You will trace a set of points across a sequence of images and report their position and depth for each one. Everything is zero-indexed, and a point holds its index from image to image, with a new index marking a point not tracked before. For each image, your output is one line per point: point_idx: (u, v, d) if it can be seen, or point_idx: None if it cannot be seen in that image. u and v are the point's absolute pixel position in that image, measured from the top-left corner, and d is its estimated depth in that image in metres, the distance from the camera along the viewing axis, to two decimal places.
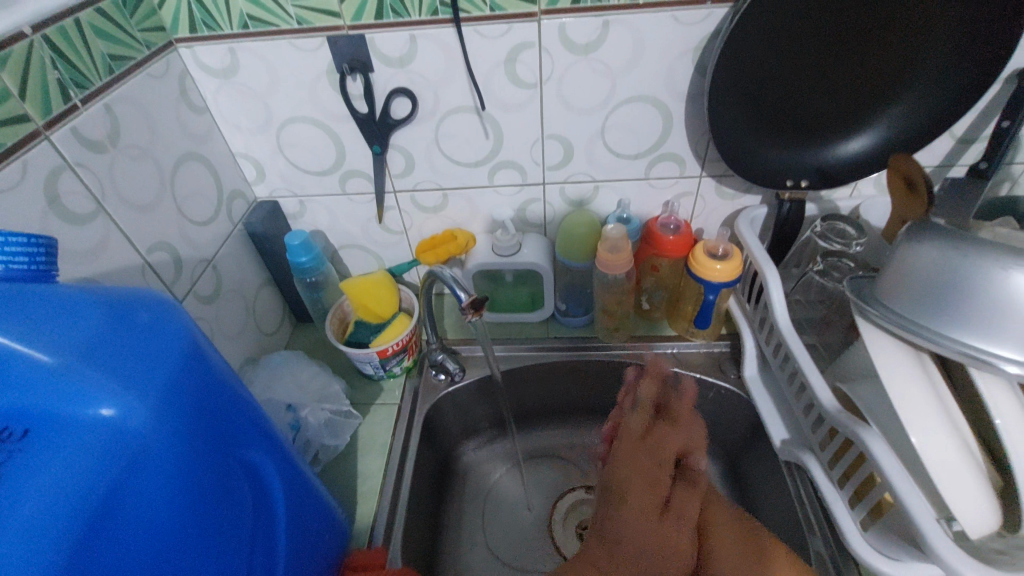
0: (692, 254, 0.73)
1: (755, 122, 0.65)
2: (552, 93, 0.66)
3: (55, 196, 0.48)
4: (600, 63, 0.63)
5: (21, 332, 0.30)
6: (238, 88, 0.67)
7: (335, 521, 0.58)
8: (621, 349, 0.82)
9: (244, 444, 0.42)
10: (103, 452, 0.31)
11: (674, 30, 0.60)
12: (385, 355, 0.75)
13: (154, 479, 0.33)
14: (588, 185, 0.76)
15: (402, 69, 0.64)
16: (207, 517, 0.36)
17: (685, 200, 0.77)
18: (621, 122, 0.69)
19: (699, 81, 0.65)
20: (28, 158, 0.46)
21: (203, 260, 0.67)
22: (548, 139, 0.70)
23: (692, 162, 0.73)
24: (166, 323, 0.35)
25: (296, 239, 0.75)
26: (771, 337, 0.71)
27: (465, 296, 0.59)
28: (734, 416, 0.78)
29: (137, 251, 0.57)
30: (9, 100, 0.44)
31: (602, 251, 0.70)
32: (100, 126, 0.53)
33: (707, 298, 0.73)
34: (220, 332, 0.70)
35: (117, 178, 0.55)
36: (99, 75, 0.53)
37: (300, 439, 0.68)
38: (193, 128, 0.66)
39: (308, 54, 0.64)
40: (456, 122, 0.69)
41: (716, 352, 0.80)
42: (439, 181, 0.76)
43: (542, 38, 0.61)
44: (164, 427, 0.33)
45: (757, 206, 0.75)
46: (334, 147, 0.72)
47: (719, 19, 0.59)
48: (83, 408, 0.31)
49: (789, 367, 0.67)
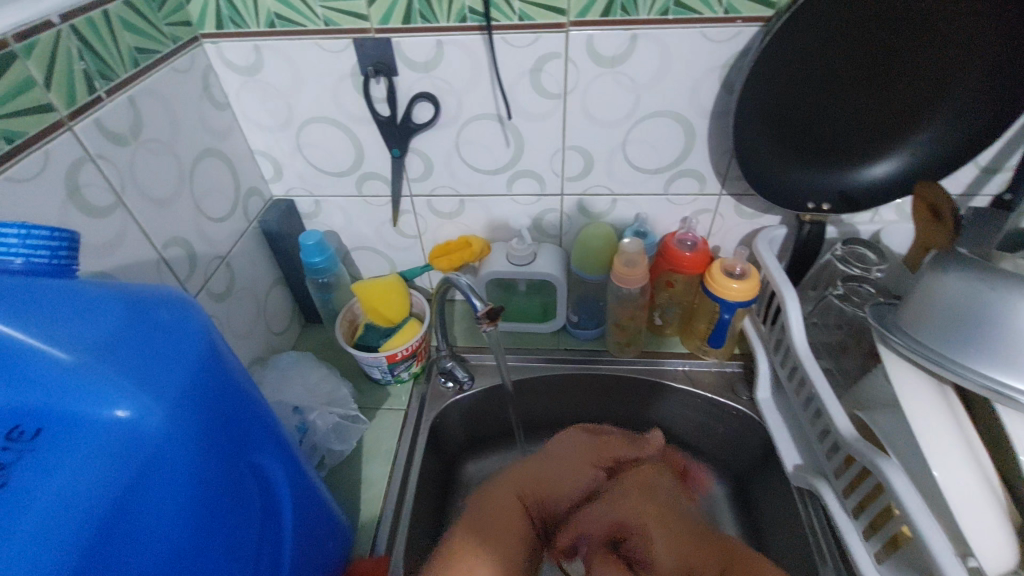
0: (709, 271, 0.72)
1: (777, 141, 0.64)
2: (575, 104, 0.65)
3: (75, 188, 0.48)
4: (626, 76, 0.63)
5: (43, 328, 0.30)
6: (260, 86, 0.67)
7: (339, 528, 0.57)
8: (632, 364, 0.81)
9: (255, 449, 0.41)
10: (117, 453, 0.31)
11: (703, 47, 0.60)
12: (394, 360, 0.75)
13: (166, 481, 0.33)
14: (606, 198, 0.75)
15: (427, 74, 0.64)
16: (217, 522, 0.36)
17: (704, 217, 0.76)
18: (643, 136, 0.68)
19: (725, 99, 0.64)
20: (50, 148, 0.45)
21: (217, 257, 0.67)
22: (568, 149, 0.70)
23: (713, 180, 0.72)
24: (186, 324, 0.35)
25: (310, 239, 0.74)
26: (786, 360, 0.70)
27: (481, 304, 0.58)
28: (745, 439, 0.77)
29: (153, 246, 0.57)
30: (34, 89, 0.44)
31: (619, 264, 0.70)
32: (123, 119, 0.53)
33: (724, 317, 0.72)
34: (230, 330, 0.69)
35: (136, 171, 0.54)
36: (124, 67, 0.53)
37: (307, 443, 0.68)
38: (214, 124, 0.66)
39: (333, 55, 0.63)
40: (477, 129, 0.69)
41: (728, 372, 0.79)
42: (457, 187, 0.75)
43: (569, 49, 0.61)
44: (179, 431, 0.33)
45: (777, 226, 0.75)
46: (353, 148, 0.72)
47: (749, 37, 0.59)
48: (100, 408, 0.31)
49: (805, 392, 0.66)
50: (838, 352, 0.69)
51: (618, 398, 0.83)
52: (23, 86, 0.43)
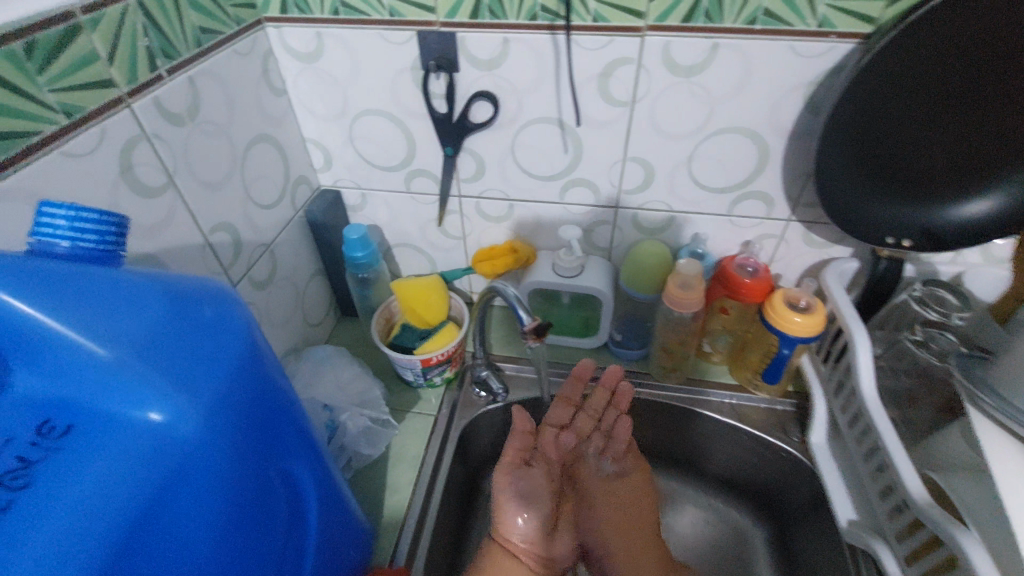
0: (770, 300, 0.67)
1: (858, 166, 0.58)
2: (643, 113, 0.62)
3: (128, 166, 0.47)
4: (701, 88, 0.59)
5: (82, 320, 0.29)
6: (319, 74, 0.66)
7: (362, 538, 0.55)
8: (674, 390, 0.77)
9: (287, 455, 0.39)
10: (147, 457, 0.29)
11: (790, 61, 0.55)
12: (429, 364, 0.72)
13: (194, 489, 0.31)
14: (664, 214, 0.71)
15: (489, 73, 0.61)
16: (241, 534, 0.34)
17: (768, 242, 0.72)
18: (712, 152, 0.64)
19: (808, 120, 0.59)
20: (107, 126, 0.44)
21: (262, 245, 0.66)
22: (629, 161, 0.66)
23: (783, 204, 0.67)
24: (230, 322, 0.33)
25: (354, 233, 0.73)
26: (849, 405, 0.65)
27: (528, 318, 0.55)
28: (789, 480, 0.72)
29: (200, 230, 0.55)
30: (95, 63, 0.43)
31: (673, 286, 0.66)
32: (181, 99, 0.51)
33: (781, 352, 0.68)
34: (267, 319, 0.68)
35: (190, 153, 0.53)
36: (187, 47, 0.52)
37: (335, 443, 0.66)
38: (270, 109, 0.65)
39: (395, 47, 0.61)
40: (535, 133, 0.66)
41: (779, 410, 0.74)
42: (508, 191, 0.73)
43: (643, 55, 0.57)
44: (213, 436, 0.31)
45: (847, 259, 0.69)
46: (406, 144, 0.70)
47: (843, 53, 0.54)
48: (135, 409, 0.29)
49: (868, 442, 0.61)
50: (907, 402, 0.63)
51: (652, 423, 0.79)
52: (85, 60, 0.42)
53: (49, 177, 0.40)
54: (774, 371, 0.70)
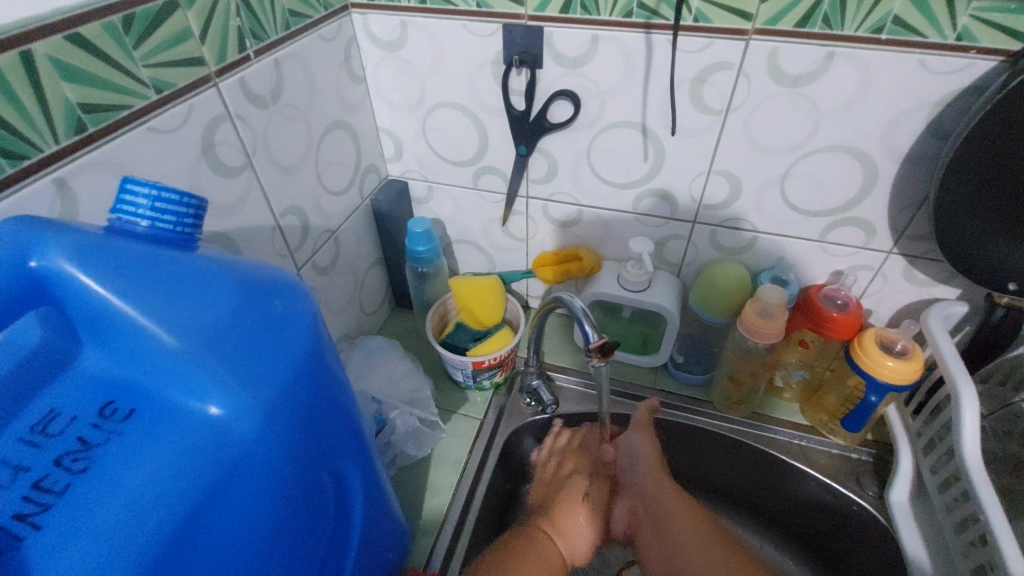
0: (859, 339, 0.61)
1: (977, 201, 0.51)
2: (736, 124, 0.57)
3: (210, 145, 0.47)
4: (807, 100, 0.53)
5: (152, 305, 0.28)
6: (400, 63, 0.65)
7: (400, 538, 0.53)
8: (737, 423, 0.71)
9: (338, 455, 0.38)
10: (203, 454, 0.28)
11: (917, 76, 0.49)
12: (480, 367, 0.70)
13: (247, 488, 0.30)
14: (745, 235, 0.66)
15: (574, 71, 0.58)
16: (287, 535, 0.33)
17: (861, 275, 0.65)
18: (810, 171, 0.58)
19: (929, 144, 0.53)
20: (195, 103, 0.45)
21: (328, 231, 0.66)
22: (714, 174, 0.62)
23: (885, 234, 0.61)
24: (297, 318, 0.31)
25: (418, 226, 0.72)
26: (941, 466, 0.58)
27: (594, 335, 0.52)
28: (860, 543, 0.65)
29: (272, 212, 0.56)
30: (189, 41, 0.43)
31: (750, 313, 0.61)
32: (266, 81, 0.51)
33: (869, 399, 0.62)
34: (326, 305, 0.68)
35: (270, 136, 0.53)
36: (276, 29, 0.52)
37: (382, 438, 0.65)
38: (348, 96, 0.64)
39: (479, 40, 0.59)
40: (615, 137, 0.62)
41: (855, 459, 0.67)
42: (579, 196, 0.69)
43: (745, 60, 0.52)
44: (270, 437, 0.30)
45: (955, 301, 0.62)
46: (479, 139, 0.68)
47: (985, 71, 0.47)
48: (194, 402, 0.28)
49: (960, 510, 0.54)
50: (1011, 470, 0.56)
51: (708, 454, 0.74)
52: (178, 37, 0.42)
53: (134, 151, 0.40)
54: (857, 418, 0.64)
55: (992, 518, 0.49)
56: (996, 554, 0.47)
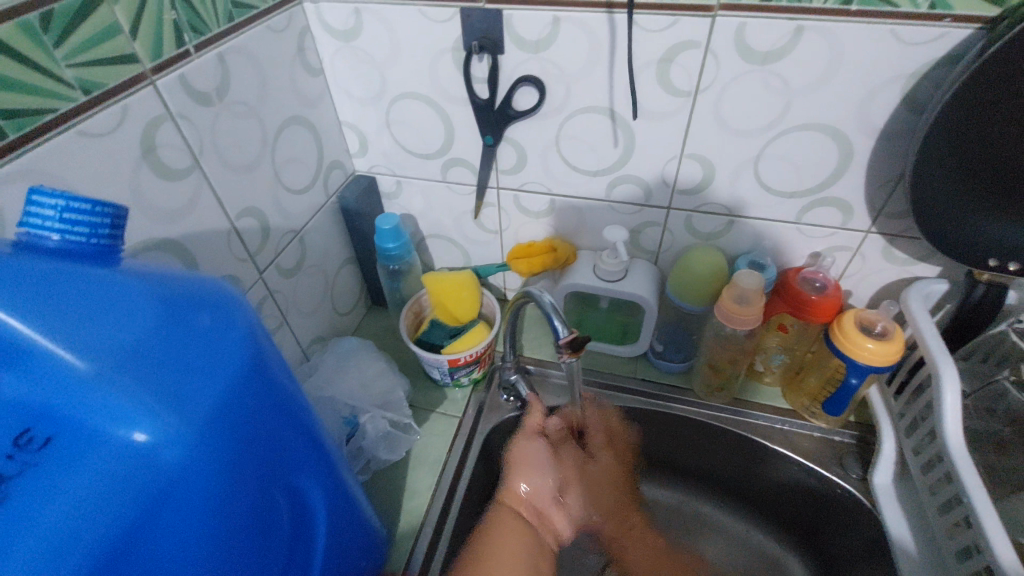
0: (839, 322, 0.60)
1: (961, 177, 0.49)
2: (707, 105, 0.55)
3: (151, 147, 0.44)
4: (777, 78, 0.51)
5: (62, 329, 0.26)
6: (357, 54, 0.62)
7: (376, 546, 0.52)
8: (719, 410, 0.70)
9: (293, 471, 0.36)
10: (131, 480, 0.27)
11: (889, 49, 0.47)
12: (456, 364, 0.69)
13: (181, 517, 0.28)
14: (721, 219, 0.64)
15: (537, 55, 0.56)
16: (236, 559, 0.31)
17: (839, 255, 0.64)
18: (784, 152, 0.57)
19: (905, 118, 0.51)
20: (130, 103, 0.42)
21: (291, 232, 0.63)
22: (687, 158, 0.60)
23: (863, 214, 0.59)
24: (230, 329, 0.31)
25: (387, 223, 0.69)
26: (923, 446, 0.57)
27: (564, 330, 0.50)
28: (844, 525, 0.64)
29: (226, 214, 0.53)
30: (118, 37, 0.40)
31: (727, 299, 0.60)
32: (210, 77, 0.49)
33: (850, 382, 0.60)
34: (294, 308, 0.66)
35: (218, 135, 0.51)
36: (218, 22, 0.49)
37: (352, 445, 0.64)
38: (305, 89, 0.62)
39: (437, 26, 0.57)
40: (583, 123, 0.60)
41: (838, 441, 0.67)
42: (550, 185, 0.67)
43: (712, 38, 0.50)
44: (204, 457, 0.28)
45: (937, 279, 0.60)
46: (444, 130, 0.66)
47: (958, 40, 0.46)
48: (118, 427, 0.27)
49: (943, 492, 0.53)
50: (993, 449, 0.55)
51: (690, 442, 0.73)
52: (106, 33, 0.40)
53: (63, 157, 0.38)
54: (838, 401, 0.63)
55: (974, 500, 0.48)
56: (980, 537, 0.47)
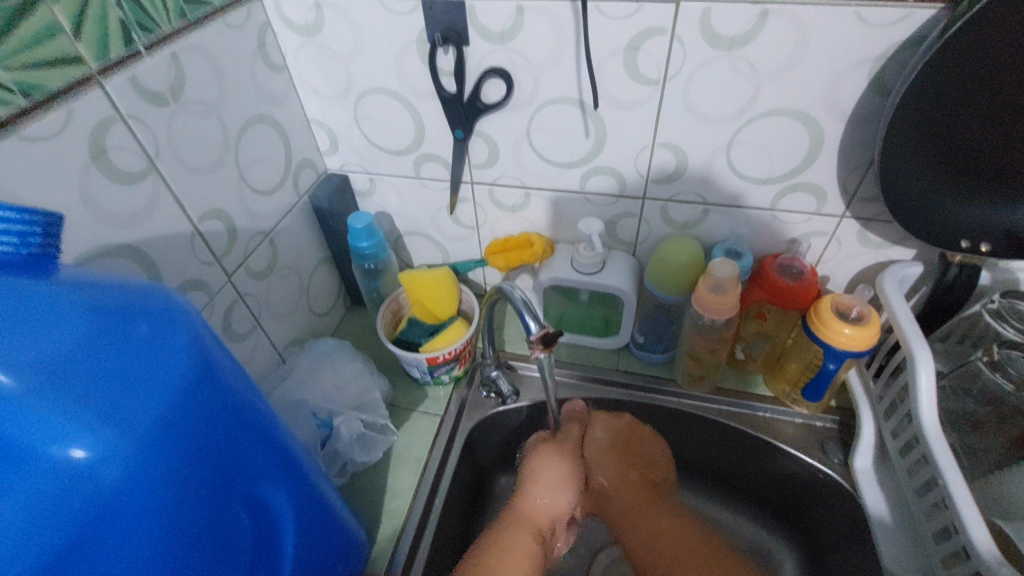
0: (816, 309, 0.60)
1: (933, 160, 0.49)
2: (676, 92, 0.54)
3: (101, 150, 0.43)
4: (745, 63, 0.51)
5: None
6: (320, 49, 0.60)
7: (354, 548, 0.52)
8: (700, 400, 0.70)
9: (252, 478, 0.35)
10: (69, 498, 0.26)
11: (854, 30, 0.47)
12: (435, 363, 0.68)
13: (125, 532, 0.28)
14: (697, 207, 0.64)
15: (502, 46, 0.55)
16: (190, 570, 0.31)
17: (816, 241, 0.63)
18: (755, 138, 0.56)
19: (874, 101, 0.51)
20: (76, 106, 0.41)
21: (260, 233, 0.62)
22: (659, 147, 0.59)
23: (837, 198, 0.59)
24: (172, 337, 0.30)
25: (359, 222, 0.68)
26: (902, 429, 0.57)
27: (536, 326, 0.50)
28: (828, 510, 0.64)
29: (188, 218, 0.52)
30: (58, 36, 0.39)
31: (704, 288, 0.59)
32: (163, 77, 0.47)
33: (827, 367, 0.60)
34: (267, 312, 0.65)
35: (175, 136, 0.49)
36: (169, 19, 0.47)
37: (328, 449, 0.63)
38: (268, 87, 0.60)
39: (399, 18, 0.56)
40: (554, 115, 0.59)
41: (820, 427, 0.67)
42: (524, 178, 0.66)
43: (677, 24, 0.50)
44: (147, 470, 0.28)
45: (912, 262, 0.60)
46: (414, 125, 0.65)
47: (923, 20, 0.45)
48: (50, 444, 0.26)
49: (921, 474, 0.53)
50: (970, 429, 0.55)
51: (674, 432, 0.73)
52: (45, 33, 0.38)
53: (4, 163, 0.37)
54: (817, 387, 0.63)
55: (949, 481, 0.48)
56: (955, 518, 0.47)
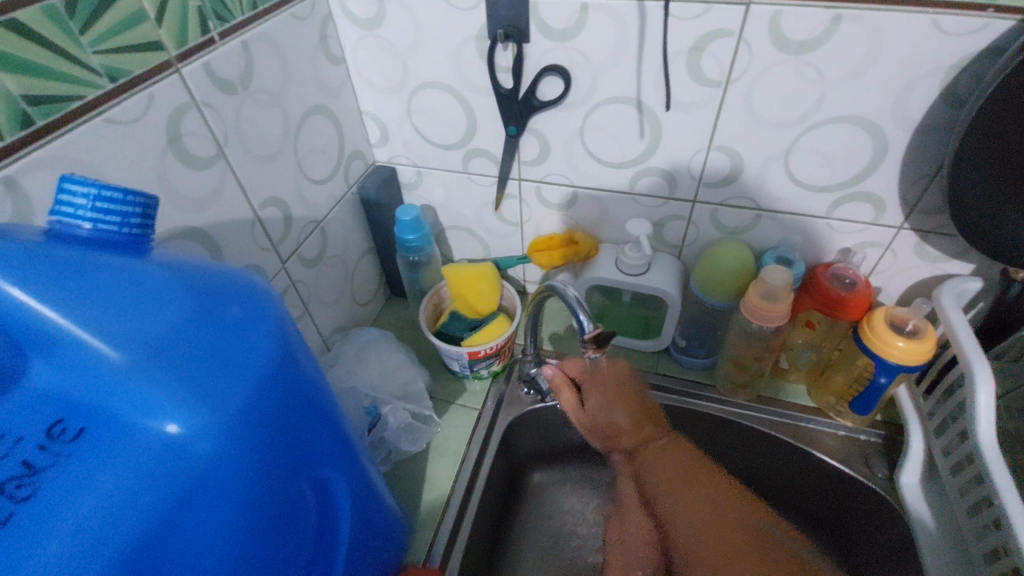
0: (869, 321, 0.59)
1: (1000, 173, 0.47)
2: (738, 95, 0.53)
3: (176, 135, 0.44)
4: (813, 68, 0.50)
5: (91, 319, 0.27)
6: (380, 42, 0.61)
7: (397, 534, 0.52)
8: (741, 406, 0.69)
9: (317, 461, 0.36)
10: (161, 471, 0.27)
11: (931, 38, 0.46)
12: (476, 357, 0.68)
13: (209, 506, 0.29)
14: (748, 213, 0.63)
15: (563, 44, 0.55)
16: (262, 548, 0.32)
17: (870, 251, 0.62)
18: (816, 144, 0.55)
19: (945, 111, 0.49)
20: (156, 91, 0.42)
21: (313, 222, 0.63)
22: (714, 149, 0.58)
23: (896, 209, 0.58)
24: (257, 320, 0.31)
25: (407, 214, 0.69)
26: (955, 447, 0.56)
27: (589, 325, 0.50)
28: (868, 526, 0.63)
29: (250, 204, 0.53)
30: (143, 24, 0.40)
31: (755, 295, 0.58)
32: (234, 65, 0.48)
33: (879, 381, 0.59)
34: (316, 299, 0.66)
35: (242, 123, 0.51)
36: (241, 9, 0.48)
37: (375, 434, 0.64)
38: (327, 78, 0.61)
39: (461, 14, 0.56)
40: (608, 114, 0.59)
41: (864, 441, 0.65)
42: (574, 177, 0.66)
43: (745, 27, 0.49)
44: (233, 448, 0.29)
45: (971, 277, 0.59)
46: (466, 120, 0.65)
47: (1006, 29, 0.44)
48: (148, 419, 0.27)
49: (974, 494, 0.52)
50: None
51: (711, 438, 0.72)
52: (132, 20, 0.39)
53: (90, 146, 0.38)
54: (866, 400, 0.62)
55: (1008, 502, 0.47)
56: (1012, 540, 0.46)
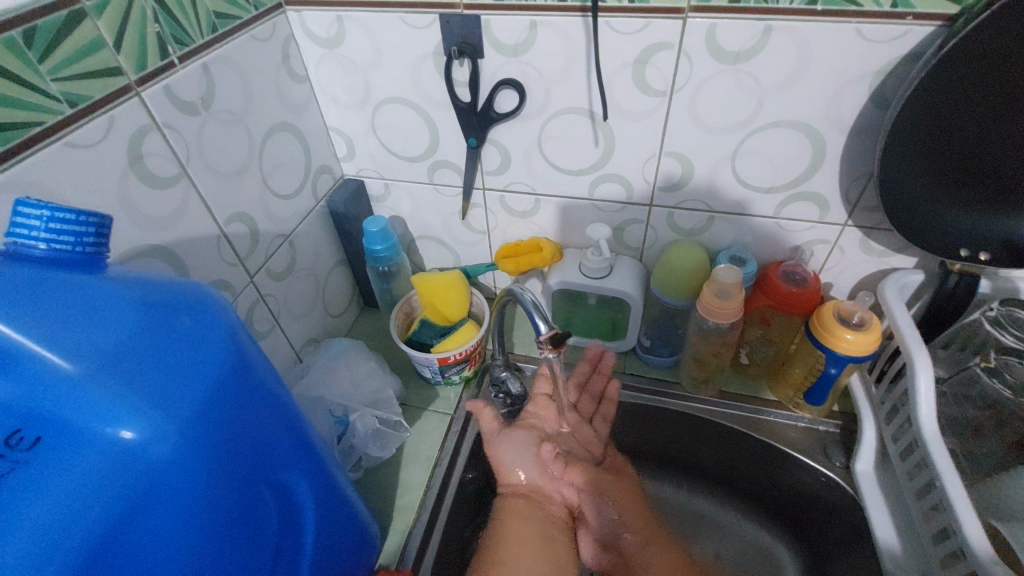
0: (819, 316, 0.61)
1: (921, 165, 0.51)
2: (682, 104, 0.56)
3: (138, 156, 0.46)
4: (750, 76, 0.53)
5: (46, 332, 0.28)
6: (341, 60, 0.63)
7: (369, 540, 0.54)
8: (704, 402, 0.72)
9: (277, 466, 0.37)
10: (117, 476, 0.28)
11: (855, 46, 0.49)
12: (446, 363, 0.70)
13: (166, 509, 0.30)
14: (702, 215, 0.65)
15: (515, 59, 0.57)
16: (222, 551, 0.33)
17: (819, 249, 0.65)
18: (759, 148, 0.58)
19: (874, 114, 0.52)
20: (116, 114, 0.43)
21: (281, 236, 0.65)
22: (665, 156, 0.61)
23: (839, 208, 0.60)
24: (210, 331, 0.32)
25: (375, 225, 0.71)
26: (902, 433, 0.58)
27: (546, 327, 0.52)
28: (820, 521, 0.67)
29: (214, 220, 0.54)
30: (101, 50, 0.42)
31: (708, 294, 0.61)
32: (195, 87, 0.50)
33: (829, 372, 0.62)
34: (286, 312, 0.67)
35: (204, 143, 0.52)
36: (201, 32, 0.50)
37: (343, 443, 0.65)
38: (290, 96, 0.63)
39: (417, 31, 0.58)
40: (563, 123, 0.61)
41: (822, 431, 0.68)
42: (535, 186, 0.69)
43: (684, 39, 0.52)
44: (189, 453, 0.30)
45: (913, 270, 0.62)
46: (429, 132, 0.67)
47: (921, 37, 0.47)
48: (104, 427, 0.28)
49: (920, 477, 0.55)
50: (970, 434, 0.56)
51: (677, 437, 0.75)
52: (89, 47, 0.41)
53: (50, 170, 0.39)
54: (819, 391, 0.64)
55: (945, 483, 0.49)
56: (952, 520, 0.48)
